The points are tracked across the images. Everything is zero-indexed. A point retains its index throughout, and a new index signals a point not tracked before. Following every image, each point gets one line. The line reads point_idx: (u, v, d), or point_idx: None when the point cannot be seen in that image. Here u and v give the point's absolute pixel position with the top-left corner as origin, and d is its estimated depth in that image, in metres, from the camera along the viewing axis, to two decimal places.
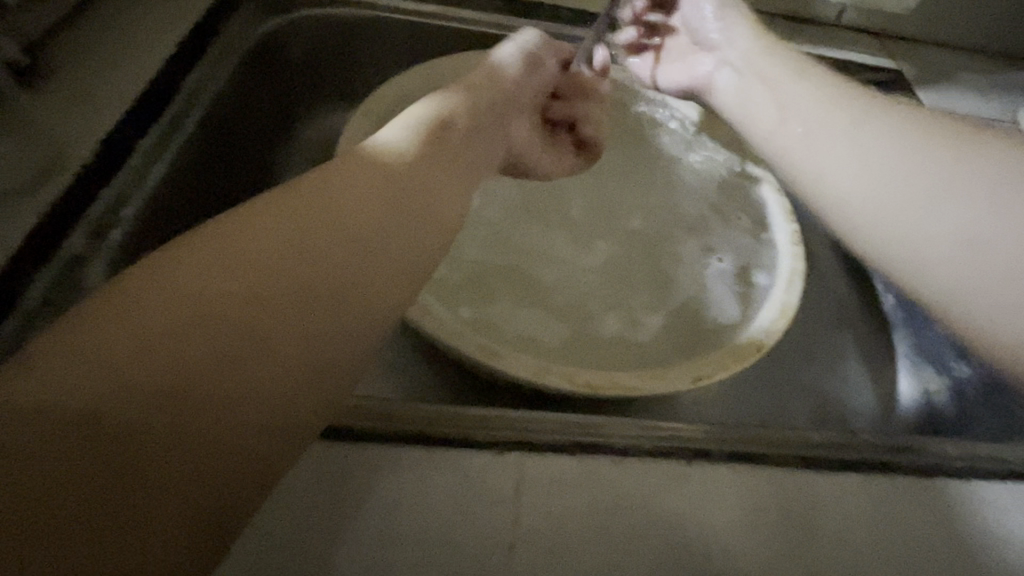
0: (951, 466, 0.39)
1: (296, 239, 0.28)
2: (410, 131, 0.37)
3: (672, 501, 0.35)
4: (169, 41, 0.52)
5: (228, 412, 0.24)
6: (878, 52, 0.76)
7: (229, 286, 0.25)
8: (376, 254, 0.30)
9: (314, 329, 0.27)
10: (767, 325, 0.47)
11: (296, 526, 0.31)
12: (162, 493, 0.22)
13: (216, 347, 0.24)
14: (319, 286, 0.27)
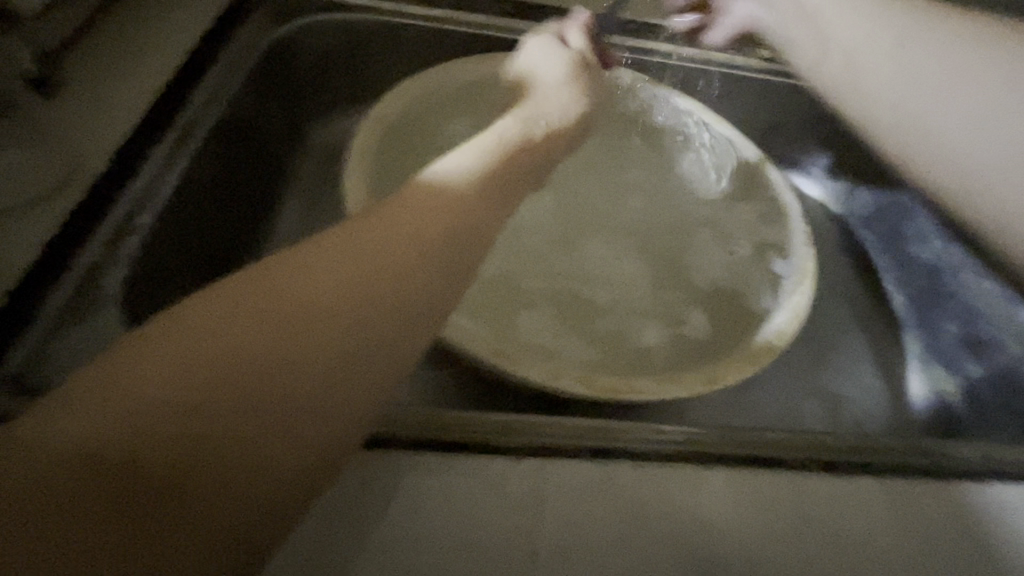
0: (969, 469, 0.39)
1: (313, 278, 0.27)
2: (468, 150, 0.36)
3: (688, 506, 0.35)
4: (182, 49, 0.53)
5: (232, 460, 0.23)
6: None
7: (244, 328, 0.25)
8: (399, 291, 0.28)
9: (321, 375, 0.25)
10: (781, 328, 0.47)
11: (312, 530, 0.31)
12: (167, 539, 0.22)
13: (222, 393, 0.23)
14: (377, 302, 0.27)
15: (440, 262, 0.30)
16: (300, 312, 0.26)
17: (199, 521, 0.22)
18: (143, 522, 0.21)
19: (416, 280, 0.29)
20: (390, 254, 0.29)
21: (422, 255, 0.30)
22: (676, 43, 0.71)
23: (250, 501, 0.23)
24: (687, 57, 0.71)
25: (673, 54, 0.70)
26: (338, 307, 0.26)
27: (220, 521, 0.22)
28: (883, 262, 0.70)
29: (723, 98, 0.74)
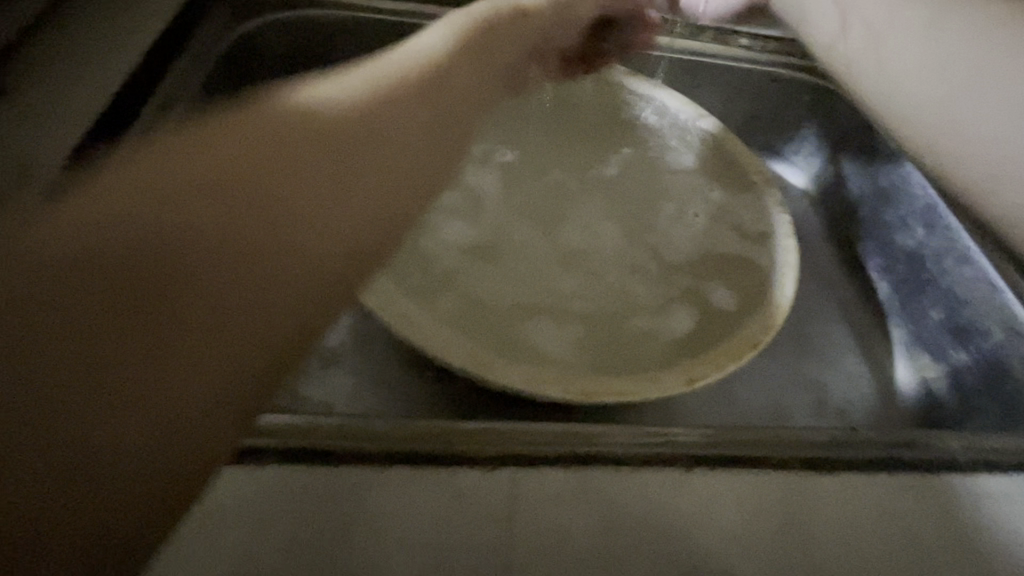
0: (951, 460, 0.39)
1: (174, 195, 0.22)
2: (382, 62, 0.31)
3: (672, 510, 0.34)
4: None
5: (140, 400, 0.20)
6: None
7: (162, 247, 0.21)
8: (305, 192, 0.24)
9: (249, 292, 0.22)
10: (763, 319, 0.46)
11: (261, 548, 0.30)
12: (129, 462, 0.20)
13: (134, 324, 0.20)
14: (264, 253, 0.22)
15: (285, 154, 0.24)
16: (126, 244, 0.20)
17: (171, 432, 0.21)
18: (104, 427, 0.20)
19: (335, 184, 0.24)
20: (248, 184, 0.23)
21: (339, 169, 0.25)
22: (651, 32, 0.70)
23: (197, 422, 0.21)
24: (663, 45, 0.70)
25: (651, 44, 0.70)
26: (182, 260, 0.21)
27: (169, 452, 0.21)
28: (866, 249, 0.69)
29: (701, 87, 0.73)
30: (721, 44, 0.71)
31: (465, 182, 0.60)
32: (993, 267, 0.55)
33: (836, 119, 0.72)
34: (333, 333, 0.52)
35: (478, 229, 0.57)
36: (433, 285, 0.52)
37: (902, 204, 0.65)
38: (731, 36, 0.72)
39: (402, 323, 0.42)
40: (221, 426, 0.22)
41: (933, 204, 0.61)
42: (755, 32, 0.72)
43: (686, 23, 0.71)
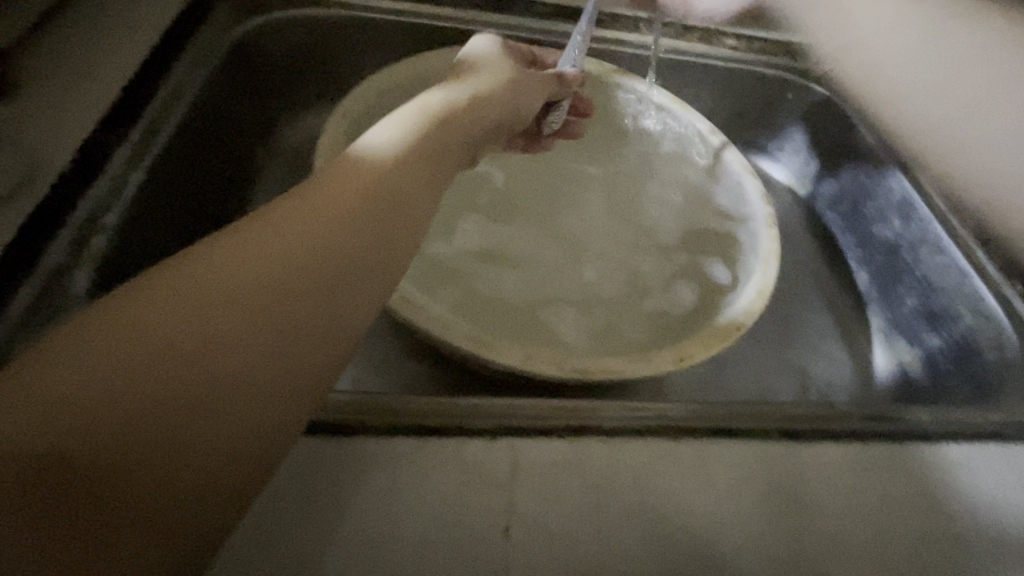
0: (922, 432, 0.41)
1: (221, 263, 0.26)
2: (393, 122, 0.37)
3: (660, 478, 0.36)
4: (145, 47, 0.52)
5: (203, 427, 0.23)
6: (843, 40, 0.79)
7: (221, 300, 0.25)
8: (327, 249, 0.28)
9: (287, 335, 0.26)
10: (746, 303, 0.48)
11: (270, 517, 0.31)
12: (196, 481, 0.23)
13: (197, 362, 0.24)
14: (301, 306, 0.27)
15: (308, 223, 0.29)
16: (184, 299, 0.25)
17: (230, 453, 0.24)
18: (173, 451, 0.22)
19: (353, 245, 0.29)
20: (282, 249, 0.27)
21: (348, 231, 0.30)
22: (641, 31, 0.73)
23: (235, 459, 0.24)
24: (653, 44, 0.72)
25: (642, 42, 0.72)
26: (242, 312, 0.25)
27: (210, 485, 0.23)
28: (846, 240, 0.72)
29: (688, 86, 0.76)
30: (706, 44, 0.74)
31: (462, 176, 0.62)
32: (963, 256, 0.58)
33: (817, 116, 0.75)
34: None
35: (475, 223, 0.60)
36: (433, 277, 0.54)
37: (880, 196, 0.67)
38: (717, 37, 0.74)
39: (405, 308, 0.44)
40: (269, 446, 0.25)
41: (909, 196, 0.63)
42: (739, 34, 0.75)
43: (674, 25, 0.74)
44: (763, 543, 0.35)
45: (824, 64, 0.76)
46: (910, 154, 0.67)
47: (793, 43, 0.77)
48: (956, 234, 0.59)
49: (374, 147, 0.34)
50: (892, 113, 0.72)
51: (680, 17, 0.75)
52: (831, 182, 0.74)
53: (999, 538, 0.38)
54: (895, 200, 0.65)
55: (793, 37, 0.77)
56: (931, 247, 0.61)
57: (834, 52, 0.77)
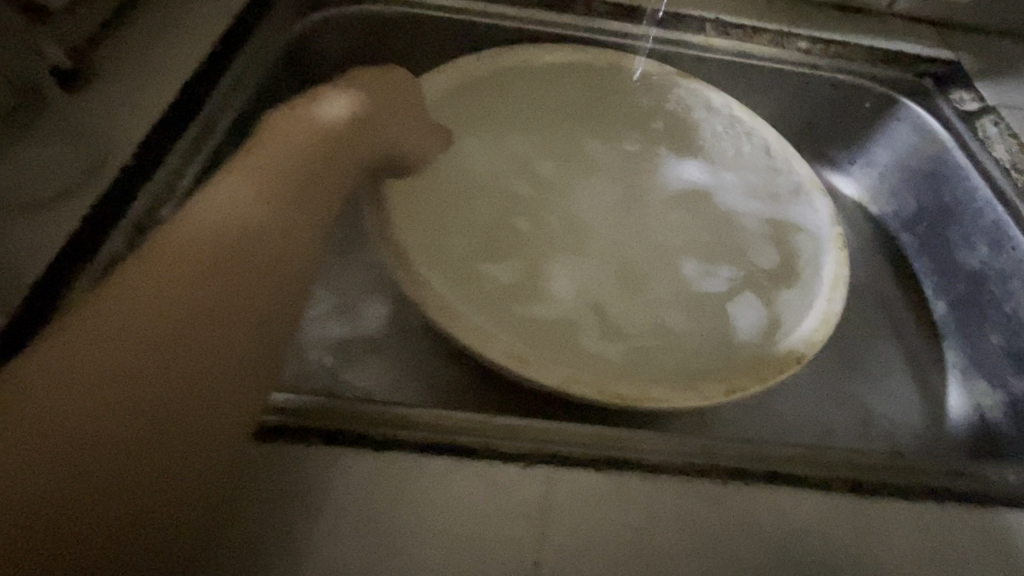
0: (1006, 494, 0.37)
1: (175, 264, 0.29)
2: (302, 113, 0.41)
3: (707, 526, 0.33)
4: (204, 43, 0.53)
5: (148, 447, 0.25)
6: (931, 44, 0.72)
7: (140, 314, 0.27)
8: (236, 231, 0.31)
9: (242, 324, 0.29)
10: (807, 332, 0.45)
11: (298, 529, 0.31)
12: (153, 489, 0.25)
13: (128, 391, 0.25)
14: (239, 293, 0.29)
15: (287, 228, 0.33)
16: (143, 330, 0.26)
17: (176, 464, 0.25)
18: (135, 471, 0.24)
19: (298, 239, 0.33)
20: (240, 246, 0.31)
21: (267, 212, 0.33)
22: (705, 32, 0.68)
23: (186, 478, 0.26)
24: (717, 48, 0.68)
25: (706, 45, 0.68)
26: (210, 307, 0.28)
27: (165, 506, 0.25)
28: (924, 266, 0.67)
29: (753, 91, 0.71)
30: (777, 48, 0.69)
31: (506, 178, 0.61)
32: None
33: (897, 127, 0.69)
34: (372, 322, 0.55)
35: (519, 231, 0.58)
36: (476, 283, 0.53)
37: (965, 220, 0.61)
38: (789, 39, 0.69)
39: (445, 317, 0.43)
40: (215, 463, 0.27)
41: (1002, 222, 0.57)
42: (814, 36, 0.70)
43: (742, 26, 0.69)
44: None
45: (909, 71, 0.70)
46: (1011, 172, 0.60)
47: (875, 46, 0.70)
48: None
49: (308, 120, 0.40)
50: (991, 124, 0.64)
51: (752, 16, 0.70)
52: (909, 202, 0.69)
53: None
54: (985, 224, 0.59)
55: (875, 40, 0.71)
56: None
57: (923, 56, 0.71)
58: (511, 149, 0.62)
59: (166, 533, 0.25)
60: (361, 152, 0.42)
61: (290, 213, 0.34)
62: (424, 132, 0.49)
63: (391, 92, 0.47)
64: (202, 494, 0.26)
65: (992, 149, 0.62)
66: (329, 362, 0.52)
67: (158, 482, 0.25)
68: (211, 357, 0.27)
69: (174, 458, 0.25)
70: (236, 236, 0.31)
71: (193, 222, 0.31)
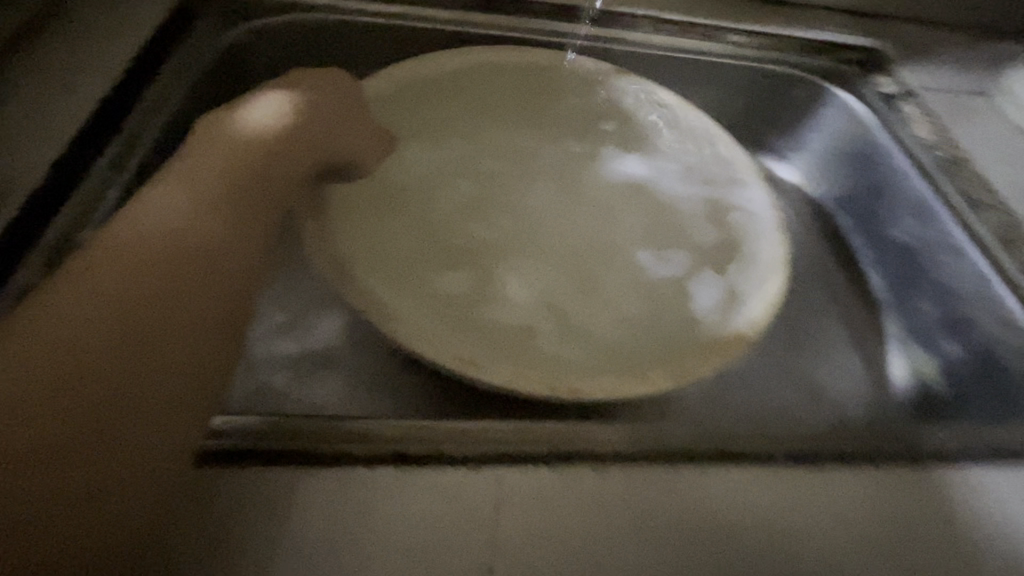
0: (942, 453, 0.39)
1: (106, 276, 0.27)
2: (238, 118, 0.40)
3: (662, 510, 0.34)
4: (122, 57, 0.50)
5: (82, 469, 0.23)
6: (852, 32, 0.76)
7: (69, 329, 0.25)
8: (173, 239, 0.30)
9: (181, 336, 0.27)
10: (751, 313, 0.46)
11: (242, 554, 0.30)
12: (89, 513, 0.23)
13: (58, 408, 0.24)
14: (177, 302, 0.28)
15: (229, 234, 0.32)
16: (60, 351, 0.25)
17: (113, 487, 0.24)
18: (68, 495, 0.23)
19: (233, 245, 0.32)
20: (177, 255, 0.29)
21: (206, 219, 0.32)
22: (640, 29, 0.70)
23: (126, 502, 0.24)
24: (653, 44, 0.70)
25: (642, 42, 0.70)
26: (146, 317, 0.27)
27: (104, 533, 0.24)
28: (861, 243, 0.70)
29: (689, 84, 0.73)
30: (709, 42, 0.71)
31: (452, 182, 0.60)
32: (985, 260, 0.54)
33: (827, 113, 0.72)
34: (324, 336, 0.53)
35: (468, 234, 0.58)
36: (426, 289, 0.52)
37: (894, 197, 0.65)
38: (721, 32, 0.72)
39: (392, 325, 0.42)
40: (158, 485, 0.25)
41: (926, 196, 0.60)
42: (744, 29, 0.72)
43: (675, 22, 0.71)
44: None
45: (833, 59, 0.73)
46: (930, 149, 0.63)
47: (802, 36, 0.74)
48: (980, 239, 0.55)
49: (248, 128, 0.39)
50: (910, 106, 0.68)
51: (682, 10, 0.72)
52: (843, 183, 0.72)
53: None
54: (912, 199, 0.62)
55: (802, 31, 0.74)
56: (949, 252, 0.57)
57: (841, 44, 0.74)
58: (455, 153, 0.61)
59: (104, 565, 0.24)
60: (305, 157, 0.41)
61: (230, 219, 0.33)
62: (371, 134, 0.48)
63: (332, 96, 0.46)
64: (148, 519, 0.25)
65: (913, 129, 0.65)
66: (279, 382, 0.50)
67: (93, 508, 0.23)
68: (148, 371, 0.26)
69: (110, 480, 0.24)
70: (172, 244, 0.30)
71: (126, 232, 0.30)
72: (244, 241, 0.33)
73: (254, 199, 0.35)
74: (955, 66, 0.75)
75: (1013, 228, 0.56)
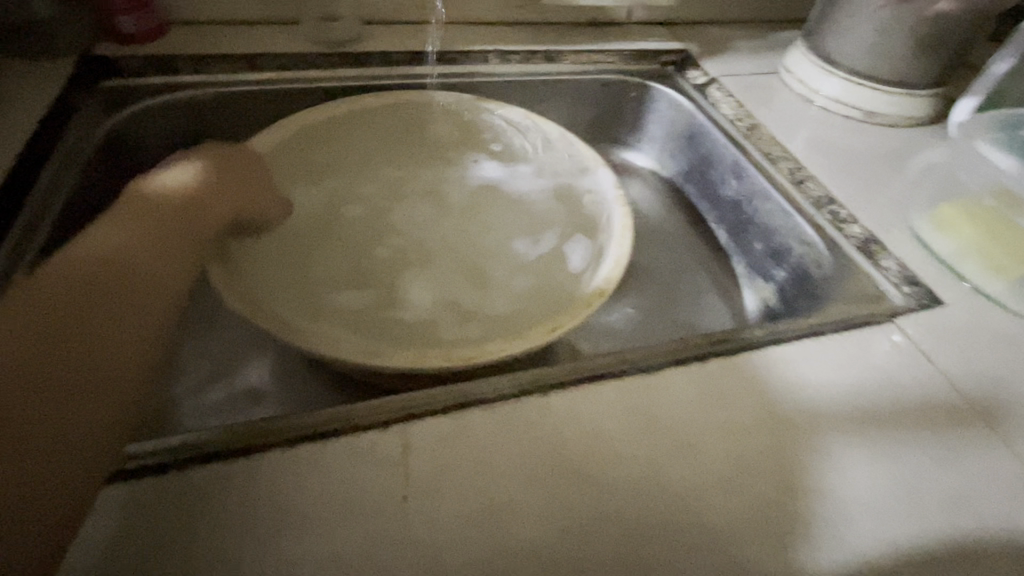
0: (756, 343, 0.49)
1: (60, 283, 0.34)
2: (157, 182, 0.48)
3: (542, 429, 0.42)
4: (8, 153, 0.55)
5: (44, 418, 0.29)
6: (663, 40, 0.92)
7: (33, 317, 0.32)
8: (116, 261, 0.38)
9: (129, 331, 0.34)
10: (607, 270, 0.57)
11: (185, 541, 0.35)
12: (49, 454, 0.28)
13: (30, 370, 0.30)
14: (124, 307, 0.35)
15: (161, 262, 0.40)
16: (23, 337, 0.31)
17: (71, 437, 0.29)
18: (37, 435, 0.28)
19: (158, 279, 0.39)
20: (118, 273, 0.37)
21: (142, 249, 0.40)
22: (488, 62, 0.82)
23: (79, 451, 0.29)
24: (501, 72, 0.82)
25: (492, 72, 0.81)
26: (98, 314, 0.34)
27: (59, 473, 0.28)
28: (704, 206, 0.84)
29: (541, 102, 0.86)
30: (548, 63, 0.84)
31: (347, 217, 0.68)
32: (782, 198, 0.68)
33: (656, 106, 0.86)
34: (251, 377, 0.58)
35: (367, 256, 0.65)
36: (335, 309, 0.58)
37: (717, 164, 0.79)
38: (557, 54, 0.85)
39: (304, 338, 0.48)
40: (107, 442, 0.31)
41: (737, 157, 0.75)
42: (576, 49, 0.86)
43: (517, 52, 0.84)
44: (639, 459, 0.41)
45: (653, 63, 0.88)
46: (733, 122, 0.78)
47: (625, 48, 0.88)
48: (776, 183, 0.70)
49: (168, 188, 0.48)
50: (716, 91, 0.84)
51: (521, 42, 0.85)
52: (681, 160, 0.86)
53: (829, 410, 0.46)
54: (728, 162, 0.76)
55: (624, 44, 0.89)
56: (760, 197, 0.72)
57: (660, 50, 0.90)
58: (344, 191, 0.69)
59: (55, 502, 0.28)
60: (222, 208, 0.50)
61: (162, 251, 0.41)
62: (270, 196, 0.57)
63: (240, 164, 0.56)
64: (95, 469, 0.30)
65: (720, 109, 0.81)
66: (210, 418, 0.54)
67: (51, 450, 0.28)
68: (101, 352, 0.33)
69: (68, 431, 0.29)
70: (118, 265, 0.37)
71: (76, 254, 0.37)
72: (167, 275, 0.39)
73: (173, 241, 0.42)
74: (747, 54, 0.93)
75: (799, 169, 0.72)
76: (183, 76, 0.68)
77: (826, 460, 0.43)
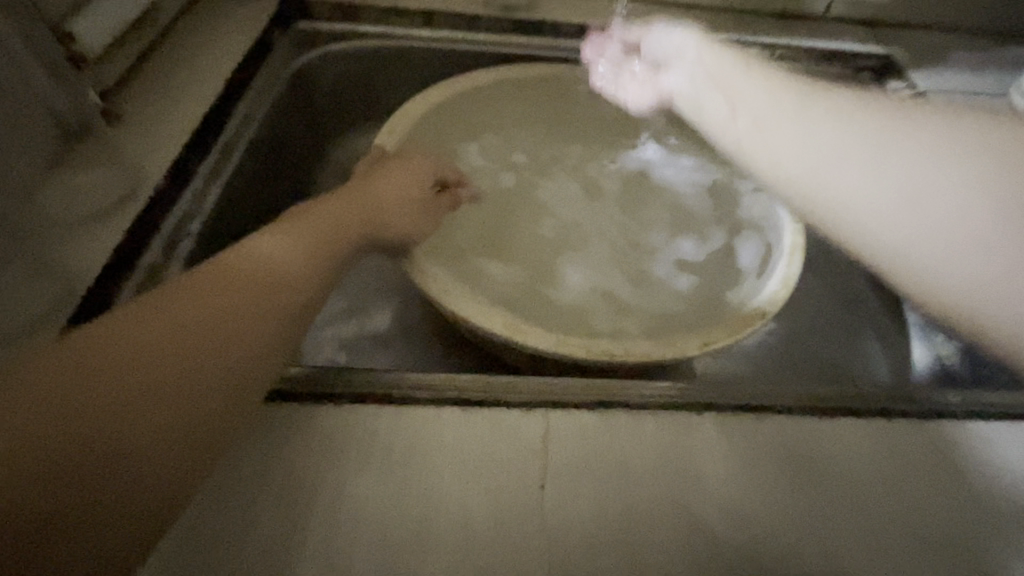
0: (947, 409, 0.42)
1: (205, 289, 0.35)
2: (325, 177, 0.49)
3: (688, 449, 0.39)
4: (217, 81, 0.59)
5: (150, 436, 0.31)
6: (865, 41, 0.81)
7: (176, 319, 0.33)
8: (262, 269, 0.38)
9: (248, 355, 0.35)
10: (766, 274, 0.53)
11: (339, 474, 0.36)
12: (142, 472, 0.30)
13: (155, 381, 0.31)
14: (251, 326, 0.35)
15: (298, 276, 0.40)
16: (161, 342, 0.32)
17: (167, 459, 0.31)
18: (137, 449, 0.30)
19: (290, 296, 0.38)
20: (258, 286, 0.37)
21: (287, 260, 0.40)
22: None
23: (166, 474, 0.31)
24: None
25: None
26: (228, 332, 0.34)
27: (143, 492, 0.30)
28: None
29: None
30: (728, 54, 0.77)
31: (495, 186, 0.67)
32: None
33: None
34: (381, 322, 0.60)
35: (510, 229, 0.65)
36: (475, 275, 0.58)
37: None
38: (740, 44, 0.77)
39: (450, 302, 0.48)
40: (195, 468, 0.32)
41: None
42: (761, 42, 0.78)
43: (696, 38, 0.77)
44: (790, 507, 0.38)
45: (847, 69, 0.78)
46: None
47: (818, 46, 0.79)
48: None
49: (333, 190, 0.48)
50: None
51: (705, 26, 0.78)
52: None
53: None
54: None
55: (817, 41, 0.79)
56: None
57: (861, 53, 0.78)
58: (496, 158, 0.68)
59: (134, 518, 0.30)
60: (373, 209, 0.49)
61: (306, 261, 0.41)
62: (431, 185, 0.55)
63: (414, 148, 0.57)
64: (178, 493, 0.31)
65: None
66: (345, 356, 0.56)
67: (144, 469, 0.30)
68: (215, 374, 0.33)
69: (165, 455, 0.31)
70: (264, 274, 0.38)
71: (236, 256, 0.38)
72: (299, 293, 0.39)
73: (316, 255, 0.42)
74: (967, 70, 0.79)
75: None
76: (367, 24, 0.70)
77: (1008, 562, 0.38)
